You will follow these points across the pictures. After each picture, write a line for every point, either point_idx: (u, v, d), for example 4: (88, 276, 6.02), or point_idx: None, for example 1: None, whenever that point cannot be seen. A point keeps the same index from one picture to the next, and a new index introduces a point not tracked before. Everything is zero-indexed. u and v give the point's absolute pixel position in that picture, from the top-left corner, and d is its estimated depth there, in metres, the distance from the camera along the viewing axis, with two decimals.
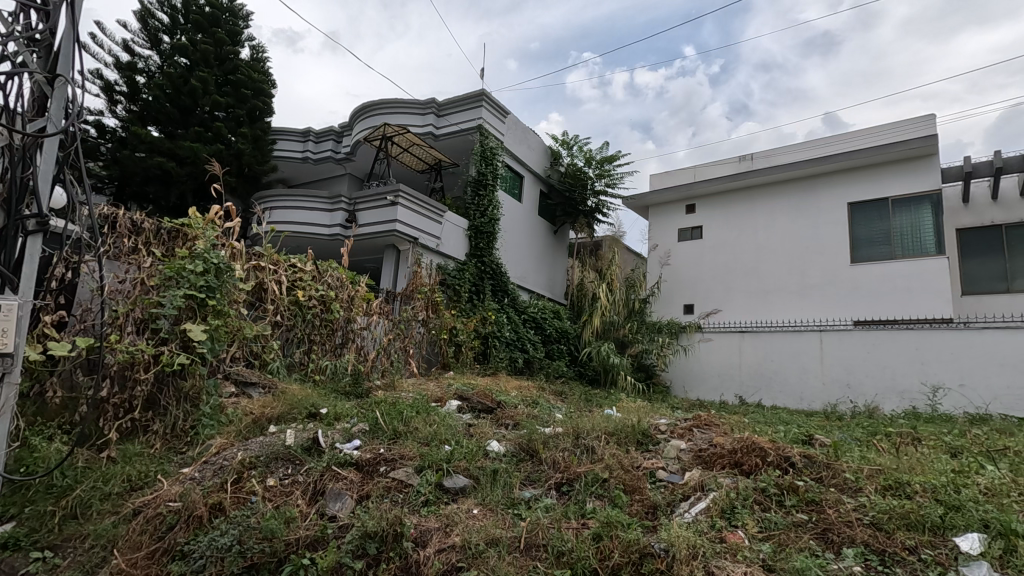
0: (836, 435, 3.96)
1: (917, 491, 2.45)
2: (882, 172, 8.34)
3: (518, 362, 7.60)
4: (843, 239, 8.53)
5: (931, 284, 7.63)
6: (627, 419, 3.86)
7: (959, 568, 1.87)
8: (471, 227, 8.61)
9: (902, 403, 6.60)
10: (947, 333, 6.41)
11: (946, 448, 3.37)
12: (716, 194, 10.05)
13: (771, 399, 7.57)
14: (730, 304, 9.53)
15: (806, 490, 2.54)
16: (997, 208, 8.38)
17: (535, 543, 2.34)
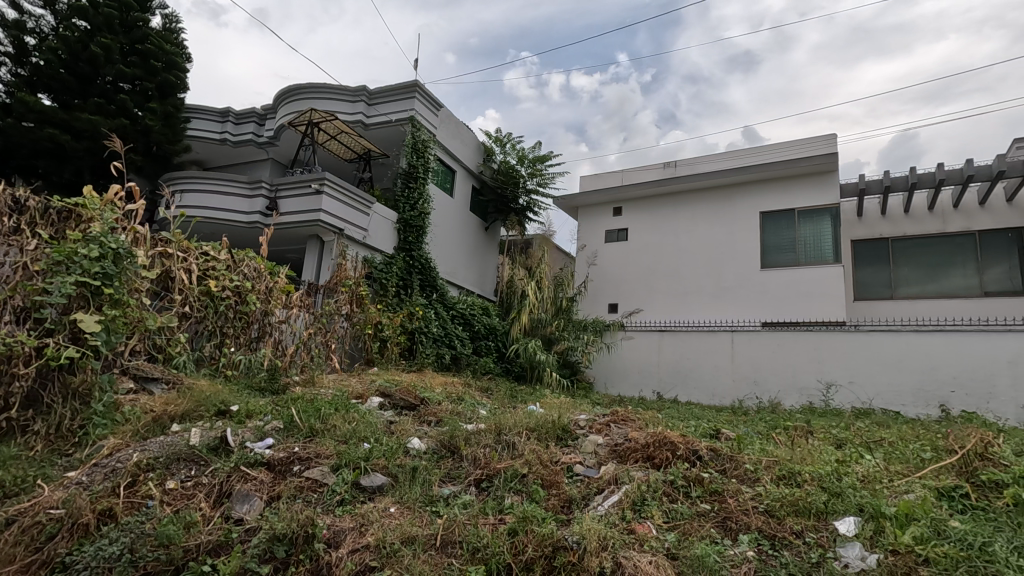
0: (740, 429, 4.23)
1: (806, 479, 2.67)
2: (790, 185, 9.00)
3: (445, 358, 7.54)
4: (755, 246, 9.13)
5: (828, 289, 8.34)
6: (548, 416, 3.92)
7: (837, 549, 2.06)
8: (400, 220, 8.42)
9: (800, 399, 7.16)
10: (840, 335, 7.03)
11: (833, 440, 3.69)
12: (642, 198, 10.45)
13: (686, 395, 7.97)
14: (651, 304, 9.94)
15: (710, 482, 2.70)
16: (885, 222, 9.27)
17: (451, 540, 2.33)
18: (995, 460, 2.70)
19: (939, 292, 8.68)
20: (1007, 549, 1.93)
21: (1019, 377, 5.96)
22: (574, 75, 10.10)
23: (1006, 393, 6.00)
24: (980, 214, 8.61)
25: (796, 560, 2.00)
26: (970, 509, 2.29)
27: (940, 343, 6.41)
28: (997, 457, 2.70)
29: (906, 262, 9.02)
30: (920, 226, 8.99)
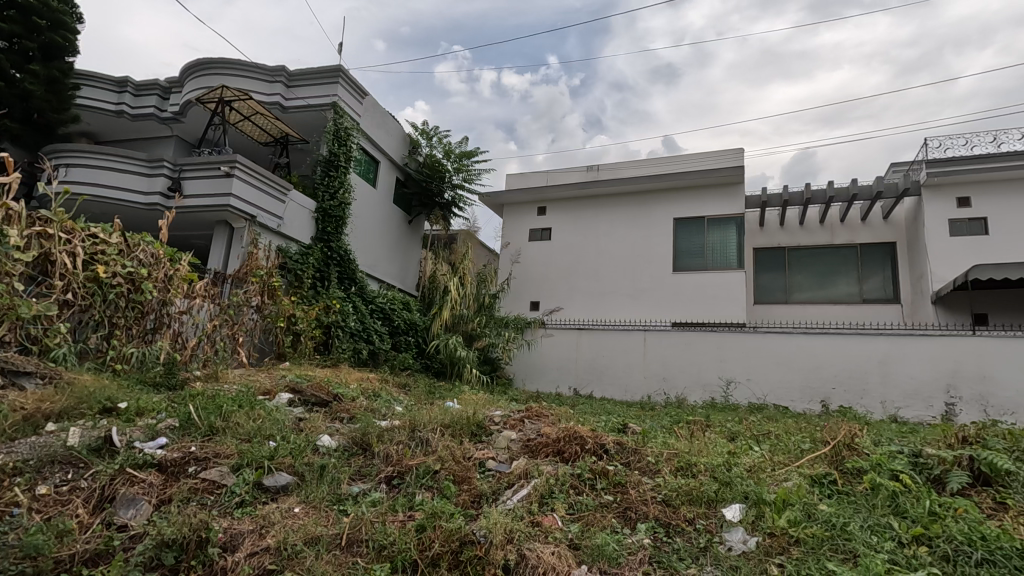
0: (646, 423, 4.46)
1: (701, 470, 2.87)
2: (702, 194, 9.56)
3: (362, 354, 7.33)
4: (668, 250, 9.62)
5: (732, 293, 8.95)
6: (462, 412, 3.93)
7: (723, 534, 2.23)
8: (318, 210, 8.08)
9: (704, 395, 7.64)
10: (740, 336, 7.58)
11: (728, 433, 3.98)
12: (565, 199, 10.70)
13: (601, 391, 8.27)
14: (572, 302, 10.22)
15: (614, 474, 2.84)
16: (783, 233, 10.09)
17: (357, 539, 2.28)
18: (859, 450, 3.04)
19: (826, 298, 9.57)
20: (863, 528, 2.18)
21: (887, 375, 6.71)
22: (505, 74, 10.17)
23: (876, 390, 6.73)
24: (862, 229, 9.59)
25: (687, 545, 2.15)
26: (837, 493, 2.55)
27: (825, 345, 7.07)
28: (861, 447, 3.03)
29: (799, 270, 9.87)
30: (813, 238, 9.86)
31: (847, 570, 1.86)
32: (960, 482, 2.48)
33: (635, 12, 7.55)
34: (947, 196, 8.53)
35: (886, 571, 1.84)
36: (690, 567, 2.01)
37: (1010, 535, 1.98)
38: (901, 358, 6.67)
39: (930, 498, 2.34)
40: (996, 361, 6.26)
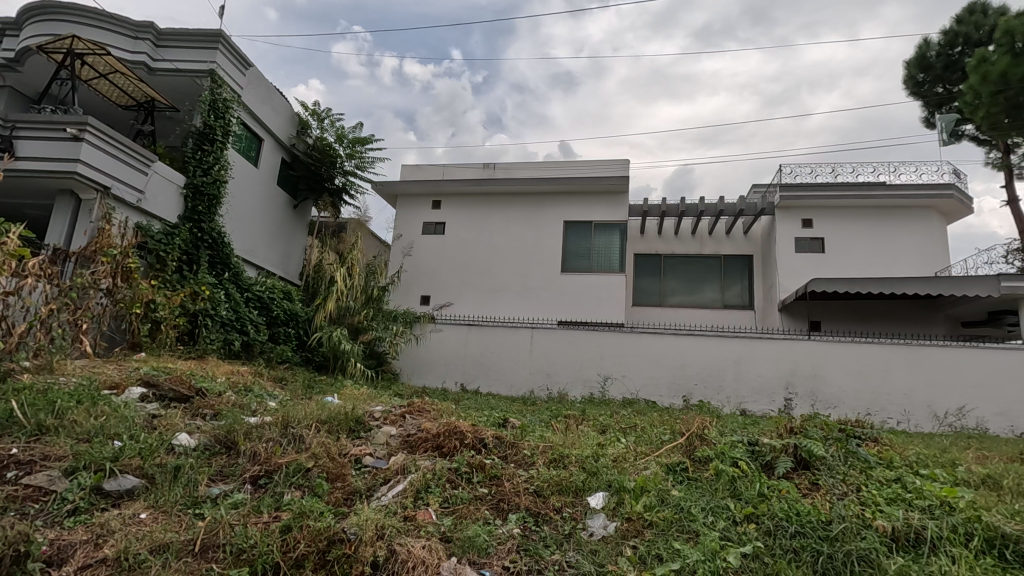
0: (526, 418, 4.60)
1: (572, 461, 3.04)
2: (590, 199, 10.05)
3: (234, 345, 6.79)
4: (557, 251, 9.99)
5: (613, 295, 9.52)
6: (340, 407, 3.79)
7: (587, 520, 2.39)
8: (188, 185, 7.31)
9: (583, 390, 8.04)
10: (618, 335, 8.08)
11: (599, 426, 4.23)
12: (460, 195, 10.71)
13: (487, 386, 8.40)
14: (462, 298, 10.25)
15: (490, 467, 2.91)
16: (660, 241, 10.90)
17: (214, 544, 2.12)
18: (707, 441, 3.39)
19: (694, 302, 10.49)
20: (705, 509, 2.44)
21: (740, 373, 7.52)
22: (406, 62, 9.94)
23: (730, 386, 7.52)
24: (726, 242, 10.65)
25: (552, 532, 2.27)
26: (687, 479, 2.83)
27: (690, 345, 7.77)
28: (709, 438, 3.39)
29: (672, 276, 10.73)
30: (685, 247, 10.77)
31: (689, 547, 2.07)
32: (785, 466, 2.86)
33: (538, 18, 7.71)
34: (794, 218, 9.74)
35: (720, 546, 2.09)
36: (555, 553, 2.12)
37: (819, 511, 2.32)
38: (751, 358, 7.52)
39: (761, 481, 2.68)
40: (824, 362, 7.29)
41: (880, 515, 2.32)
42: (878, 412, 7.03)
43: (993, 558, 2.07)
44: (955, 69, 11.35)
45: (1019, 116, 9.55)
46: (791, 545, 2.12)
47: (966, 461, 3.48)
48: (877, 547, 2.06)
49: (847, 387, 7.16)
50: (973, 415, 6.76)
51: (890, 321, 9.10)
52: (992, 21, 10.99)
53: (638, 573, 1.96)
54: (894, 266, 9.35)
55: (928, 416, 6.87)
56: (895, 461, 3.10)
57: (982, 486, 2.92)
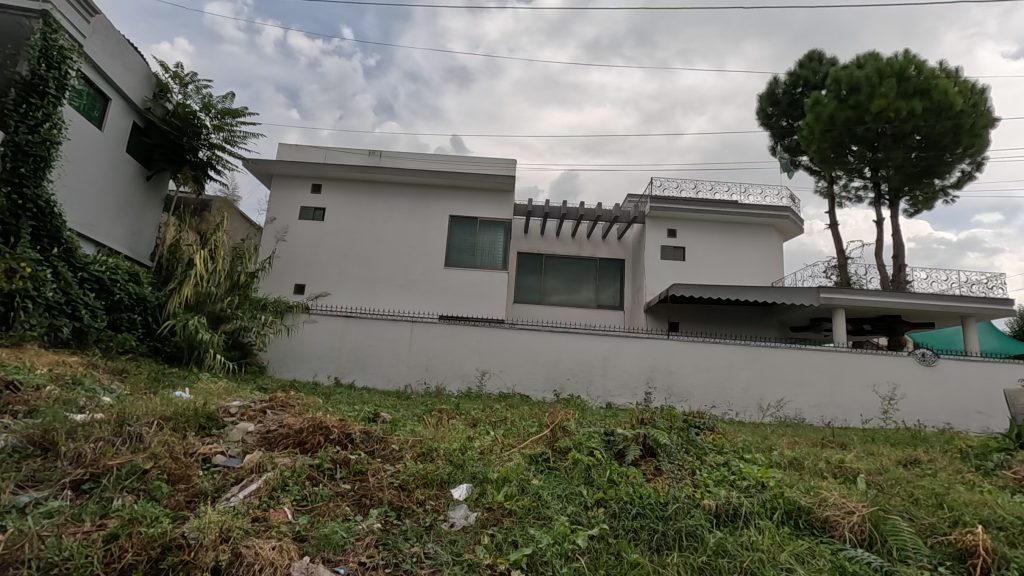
0: (398, 412, 4.55)
1: (439, 454, 3.07)
2: (477, 196, 10.14)
3: (63, 332, 5.91)
4: (441, 245, 9.94)
5: (495, 291, 9.72)
6: (189, 403, 3.46)
7: (449, 512, 2.43)
8: (9, 143, 6.08)
9: (461, 384, 8.10)
10: (498, 331, 8.24)
11: (470, 420, 4.31)
12: (342, 180, 10.23)
13: (362, 379, 8.14)
14: (340, 288, 9.83)
15: (355, 463, 2.84)
16: (541, 241, 11.28)
17: (17, 560, 1.83)
18: (568, 432, 3.62)
19: (571, 301, 11.02)
20: (560, 496, 2.59)
21: (608, 369, 8.04)
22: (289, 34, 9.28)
23: (598, 381, 8.02)
24: (602, 245, 11.31)
25: (413, 525, 2.27)
26: (548, 468, 2.99)
27: (565, 342, 8.15)
28: (571, 429, 3.62)
29: (552, 275, 11.17)
30: (565, 248, 11.26)
31: (542, 533, 2.20)
32: (634, 454, 3.13)
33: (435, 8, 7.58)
34: (661, 228, 10.60)
35: (569, 530, 2.25)
36: (414, 545, 2.13)
37: (658, 494, 2.57)
38: (618, 355, 8.08)
39: (611, 469, 2.90)
40: (679, 360, 8.04)
41: (707, 495, 2.64)
42: (721, 405, 7.90)
43: (790, 526, 2.45)
44: (797, 107, 13.08)
45: (841, 153, 11.20)
46: (632, 525, 2.34)
47: (780, 446, 4.06)
48: (702, 523, 2.34)
49: (698, 383, 7.97)
50: (793, 407, 7.86)
51: (734, 325, 10.29)
52: (824, 69, 12.84)
53: (493, 561, 2.04)
54: (740, 276, 10.57)
55: (759, 408, 7.87)
56: (725, 448, 3.53)
57: (789, 467, 3.43)
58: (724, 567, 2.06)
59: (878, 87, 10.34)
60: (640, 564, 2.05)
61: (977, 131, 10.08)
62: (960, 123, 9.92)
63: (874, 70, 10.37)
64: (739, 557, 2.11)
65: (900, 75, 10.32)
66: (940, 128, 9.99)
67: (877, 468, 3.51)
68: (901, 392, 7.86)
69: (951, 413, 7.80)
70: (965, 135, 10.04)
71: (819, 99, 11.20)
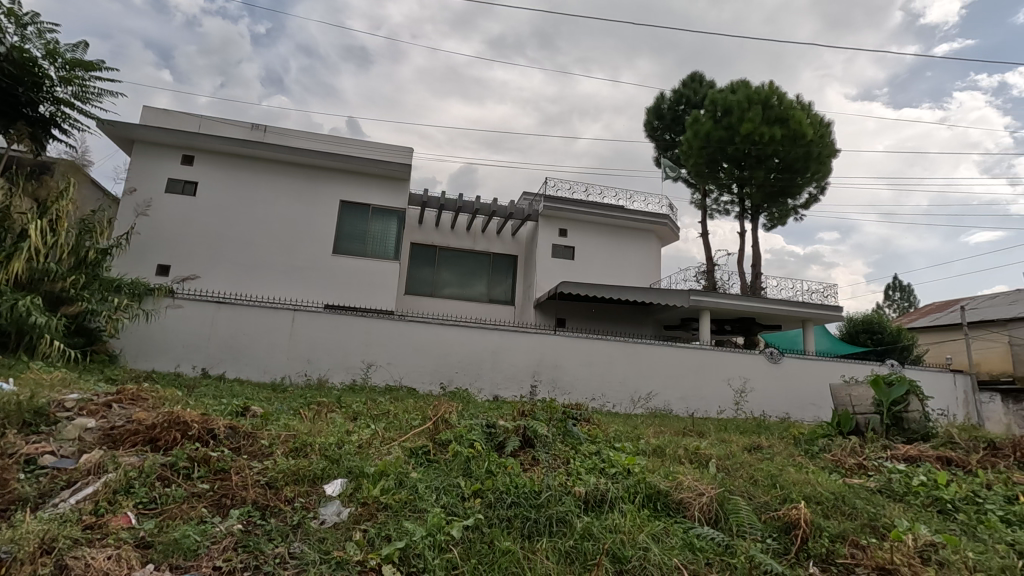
0: (271, 405, 4.28)
1: (312, 449, 2.93)
2: (370, 182, 9.80)
3: None
4: (329, 231, 9.47)
5: (385, 282, 9.46)
6: (9, 396, 2.97)
7: (319, 509, 2.33)
8: None
9: (345, 377, 7.78)
10: (386, 322, 8.02)
11: (350, 413, 4.17)
12: (219, 154, 9.36)
13: (234, 371, 7.52)
14: (212, 272, 8.99)
15: (217, 460, 2.62)
16: (435, 233, 11.14)
17: None
18: (450, 425, 3.63)
19: (463, 295, 11.02)
20: (437, 489, 2.58)
21: (495, 363, 8.17)
22: None
23: (486, 374, 8.12)
24: (496, 241, 11.44)
25: (278, 525, 2.15)
26: (427, 461, 2.98)
27: (455, 335, 8.14)
28: (453, 422, 3.64)
29: (445, 267, 11.09)
30: (459, 242, 11.23)
31: (416, 525, 2.18)
32: (513, 445, 3.22)
33: None
34: (553, 227, 10.95)
35: (444, 521, 2.25)
36: (278, 546, 2.02)
37: (532, 483, 2.66)
38: (507, 349, 8.23)
39: (490, 460, 2.95)
40: (564, 355, 8.37)
41: (578, 482, 2.78)
42: (600, 397, 8.34)
43: (650, 509, 2.66)
44: (679, 123, 14.14)
45: (714, 169, 12.31)
46: (506, 514, 2.40)
47: (646, 435, 4.39)
48: (572, 509, 2.46)
49: (580, 376, 8.36)
50: (662, 399, 8.51)
51: (615, 322, 10.92)
52: (703, 90, 14.01)
53: (363, 557, 1.99)
54: (623, 276, 11.25)
55: (632, 400, 8.42)
56: (598, 438, 3.75)
57: (653, 453, 3.73)
58: (589, 551, 2.18)
59: (747, 112, 11.48)
60: (511, 551, 2.11)
61: (823, 159, 11.55)
62: (810, 151, 11.30)
63: (745, 95, 11.49)
64: (603, 539, 2.25)
65: (766, 103, 11.56)
66: (794, 153, 11.30)
67: (726, 453, 3.92)
68: (750, 386, 8.84)
69: (791, 404, 8.92)
70: (813, 162, 11.46)
71: (697, 118, 12.20)
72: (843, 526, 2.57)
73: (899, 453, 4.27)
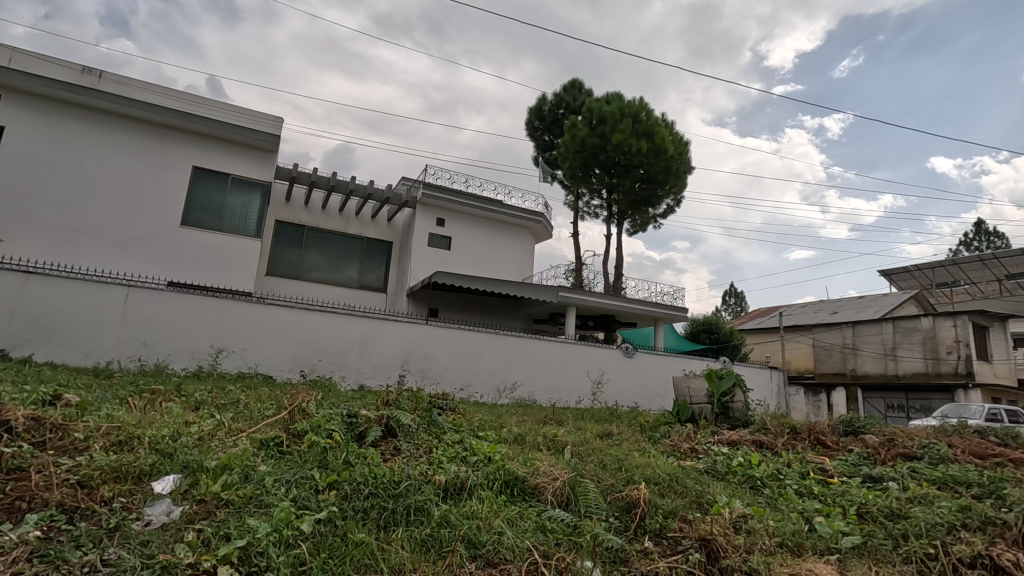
0: (92, 394, 3.71)
1: (141, 444, 2.60)
2: (231, 149, 8.91)
3: None
4: (177, 199, 8.42)
5: (243, 260, 8.66)
6: None
7: (143, 510, 2.07)
8: None
9: (189, 363, 6.97)
10: (242, 304, 7.34)
11: (191, 403, 3.77)
12: (36, 96, 7.87)
13: (46, 354, 6.34)
14: (19, 236, 7.55)
15: (12, 457, 2.22)
16: (304, 212, 10.43)
17: None
18: (307, 414, 3.45)
19: (332, 280, 10.47)
20: (288, 483, 2.42)
21: (362, 351, 7.89)
22: None
23: (352, 363, 7.80)
24: (370, 225, 11.02)
25: (91, 529, 1.88)
26: (279, 454, 2.78)
27: (320, 321, 7.71)
28: (311, 411, 3.46)
29: (313, 249, 10.43)
30: (329, 223, 10.63)
31: (260, 522, 2.03)
32: (375, 435, 3.14)
33: None
34: (431, 215, 10.81)
35: (293, 516, 2.13)
36: (88, 553, 1.76)
37: (392, 473, 2.61)
38: (375, 338, 7.99)
39: (349, 450, 2.84)
40: (434, 345, 8.33)
41: (439, 471, 2.79)
42: (467, 387, 8.42)
43: (507, 494, 2.75)
44: (557, 125, 14.71)
45: (587, 173, 13.00)
46: (362, 505, 2.33)
47: (509, 424, 4.53)
48: (431, 498, 2.46)
49: (449, 367, 8.38)
50: (526, 389, 8.83)
51: (487, 315, 11.10)
52: (582, 97, 14.70)
53: (196, 559, 1.82)
54: (496, 270, 11.48)
55: (498, 391, 8.62)
56: (462, 426, 3.79)
57: (514, 441, 3.86)
58: (444, 538, 2.20)
59: (619, 123, 12.26)
60: (365, 543, 2.06)
61: (680, 175, 12.75)
62: (670, 166, 12.44)
63: (618, 108, 12.26)
64: (459, 526, 2.28)
65: (636, 118, 12.44)
66: (656, 166, 12.37)
67: (581, 440, 4.18)
68: (606, 377, 9.53)
69: (640, 395, 9.77)
70: (672, 177, 12.61)
71: (575, 123, 12.78)
72: (674, 504, 2.87)
73: (724, 438, 4.88)
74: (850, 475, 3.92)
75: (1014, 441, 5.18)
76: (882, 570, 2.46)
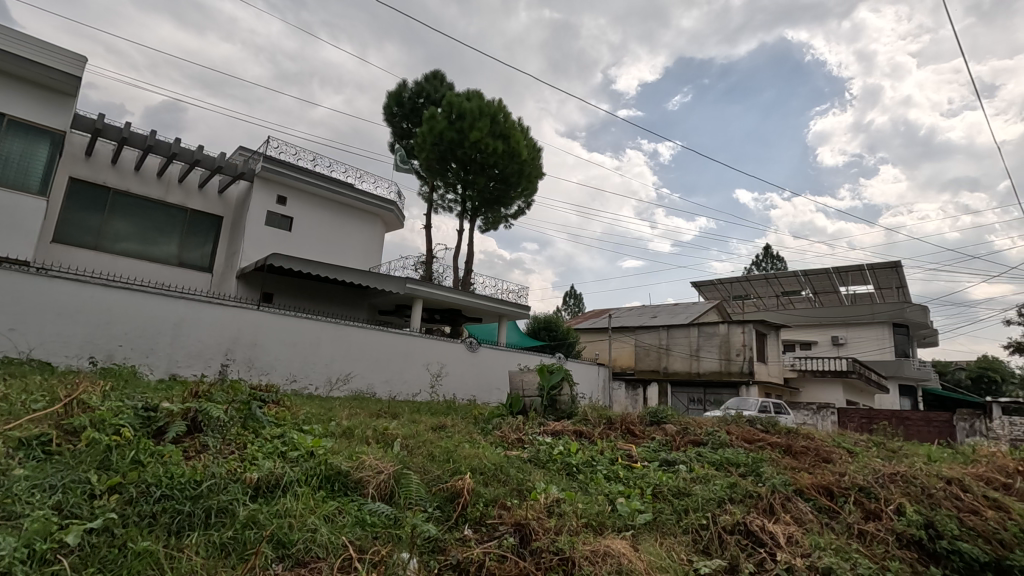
0: None
1: None
2: (9, 85, 7.24)
3: None
4: None
5: (19, 222, 7.08)
6: None
7: None
8: None
9: None
10: (15, 274, 5.94)
11: None
12: None
13: None
14: None
15: None
16: (110, 171, 8.84)
17: None
18: (89, 408, 2.96)
19: (142, 254, 9.06)
20: (51, 489, 2.05)
21: (176, 337, 6.97)
22: None
23: (161, 350, 6.84)
24: (195, 195, 9.75)
25: None
26: (44, 455, 2.34)
27: (123, 300, 6.61)
28: (95, 404, 2.96)
29: (120, 216, 8.91)
30: (143, 187, 9.16)
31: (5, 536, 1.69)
32: (176, 431, 2.80)
33: None
34: (271, 192, 9.90)
35: (55, 527, 1.81)
36: None
37: (193, 471, 2.35)
38: (193, 322, 7.10)
39: (140, 448, 2.49)
40: (264, 332, 7.67)
41: (251, 468, 2.57)
42: (299, 378, 7.91)
43: (325, 490, 2.64)
44: (416, 114, 14.45)
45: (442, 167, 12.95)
46: (150, 510, 2.06)
47: (338, 417, 4.34)
48: (236, 498, 2.25)
49: (280, 356, 7.77)
50: (363, 381, 8.54)
51: (327, 303, 10.52)
52: (443, 90, 14.62)
53: None
54: (339, 256, 10.93)
55: (332, 382, 8.21)
56: (284, 420, 3.55)
57: (341, 435, 3.71)
58: (249, 540, 2.03)
59: (477, 122, 12.41)
60: (148, 552, 1.83)
61: (532, 179, 13.33)
62: (522, 170, 12.96)
63: (477, 106, 12.40)
64: (267, 526, 2.12)
65: (494, 118, 12.71)
66: (510, 169, 12.81)
67: (412, 433, 4.16)
68: (445, 370, 9.61)
69: (477, 388, 10.03)
70: (523, 180, 13.12)
71: (433, 115, 12.63)
72: (496, 492, 2.99)
73: (548, 429, 5.24)
74: (650, 459, 4.45)
75: (773, 428, 6.31)
76: (665, 541, 2.83)
